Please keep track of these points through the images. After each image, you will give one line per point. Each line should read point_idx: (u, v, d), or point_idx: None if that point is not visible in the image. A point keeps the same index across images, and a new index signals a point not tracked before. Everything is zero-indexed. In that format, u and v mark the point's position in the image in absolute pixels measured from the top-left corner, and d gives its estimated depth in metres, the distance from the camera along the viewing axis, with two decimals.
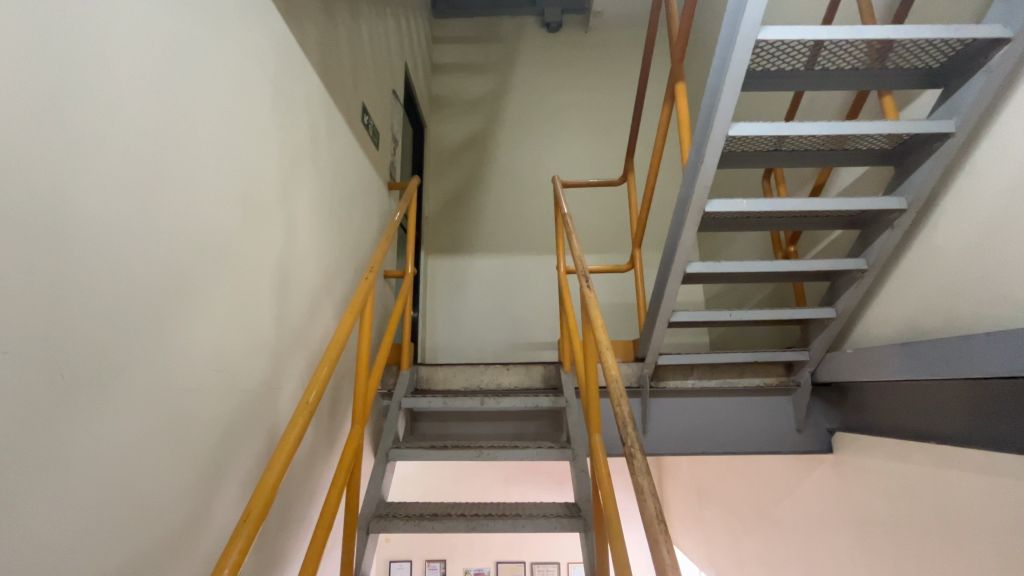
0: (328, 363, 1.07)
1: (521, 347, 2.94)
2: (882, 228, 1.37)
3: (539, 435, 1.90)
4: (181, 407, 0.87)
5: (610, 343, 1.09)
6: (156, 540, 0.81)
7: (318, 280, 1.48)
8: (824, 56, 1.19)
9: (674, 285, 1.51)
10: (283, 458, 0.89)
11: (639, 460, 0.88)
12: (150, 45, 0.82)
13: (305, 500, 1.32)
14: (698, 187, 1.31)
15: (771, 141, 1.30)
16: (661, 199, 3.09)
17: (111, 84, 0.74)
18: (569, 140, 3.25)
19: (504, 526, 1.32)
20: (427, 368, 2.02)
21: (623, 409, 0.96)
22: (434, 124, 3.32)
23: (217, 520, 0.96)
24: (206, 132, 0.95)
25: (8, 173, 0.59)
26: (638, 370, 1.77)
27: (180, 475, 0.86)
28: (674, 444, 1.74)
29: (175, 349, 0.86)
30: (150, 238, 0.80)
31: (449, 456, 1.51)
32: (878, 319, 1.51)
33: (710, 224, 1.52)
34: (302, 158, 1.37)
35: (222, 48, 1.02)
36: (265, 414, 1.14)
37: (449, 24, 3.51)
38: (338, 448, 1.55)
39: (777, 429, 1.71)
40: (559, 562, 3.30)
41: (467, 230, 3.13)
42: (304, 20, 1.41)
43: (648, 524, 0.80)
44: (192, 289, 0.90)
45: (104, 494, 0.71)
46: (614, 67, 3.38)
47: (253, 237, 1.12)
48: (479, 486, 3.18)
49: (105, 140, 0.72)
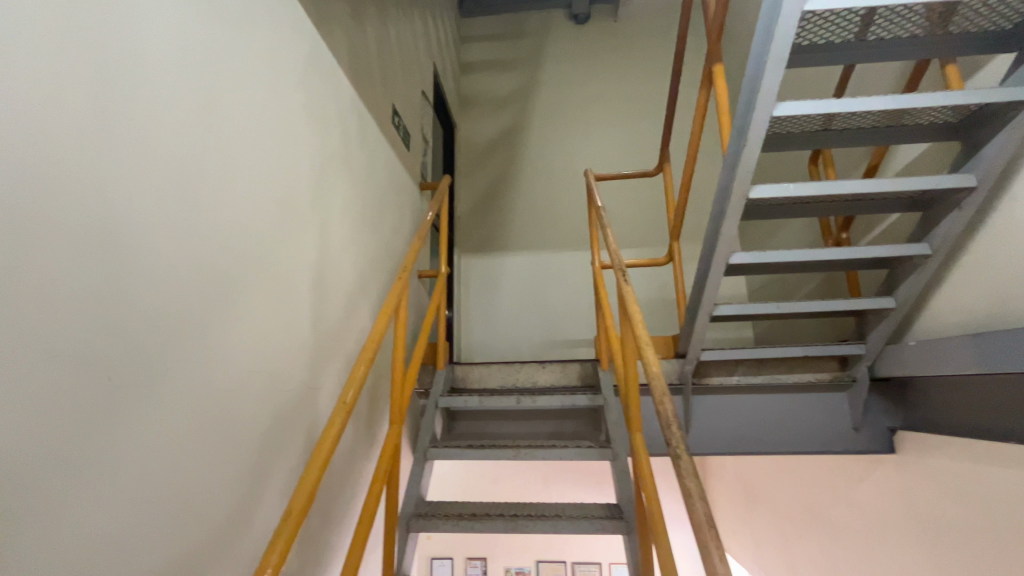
0: (365, 361, 1.08)
1: (558, 344, 2.90)
2: (948, 208, 1.26)
3: (577, 434, 1.86)
4: (228, 406, 0.90)
5: (650, 339, 1.04)
6: (207, 536, 0.83)
7: (352, 278, 1.49)
8: (878, 25, 1.10)
9: (715, 278, 1.43)
10: (323, 455, 0.90)
11: (686, 460, 0.83)
12: (188, 58, 0.84)
13: (346, 498, 1.33)
14: (741, 172, 1.23)
15: (818, 119, 1.21)
16: (699, 189, 2.99)
17: (144, 89, 0.75)
18: (601, 132, 3.19)
19: (543, 527, 1.29)
20: (462, 368, 2.01)
21: (667, 407, 0.91)
22: (463, 124, 3.32)
23: (263, 517, 0.98)
24: (237, 136, 0.96)
25: (39, 184, 0.59)
26: (679, 367, 1.70)
27: (227, 473, 0.88)
28: (720, 444, 1.66)
29: (221, 349, 0.89)
30: (193, 244, 0.83)
31: (484, 455, 1.49)
32: (945, 308, 1.39)
33: (755, 212, 1.43)
34: (334, 159, 1.39)
35: (254, 56, 1.03)
36: (304, 413, 1.16)
37: (476, 23, 3.50)
38: (378, 446, 1.56)
39: (831, 427, 1.61)
40: (601, 562, 3.24)
41: (500, 228, 3.12)
42: (333, 25, 1.42)
43: (696, 528, 0.75)
44: (232, 293, 0.92)
45: (158, 492, 0.74)
46: (646, 56, 3.29)
47: (289, 241, 1.14)
48: (518, 485, 3.17)
49: (142, 147, 0.73)
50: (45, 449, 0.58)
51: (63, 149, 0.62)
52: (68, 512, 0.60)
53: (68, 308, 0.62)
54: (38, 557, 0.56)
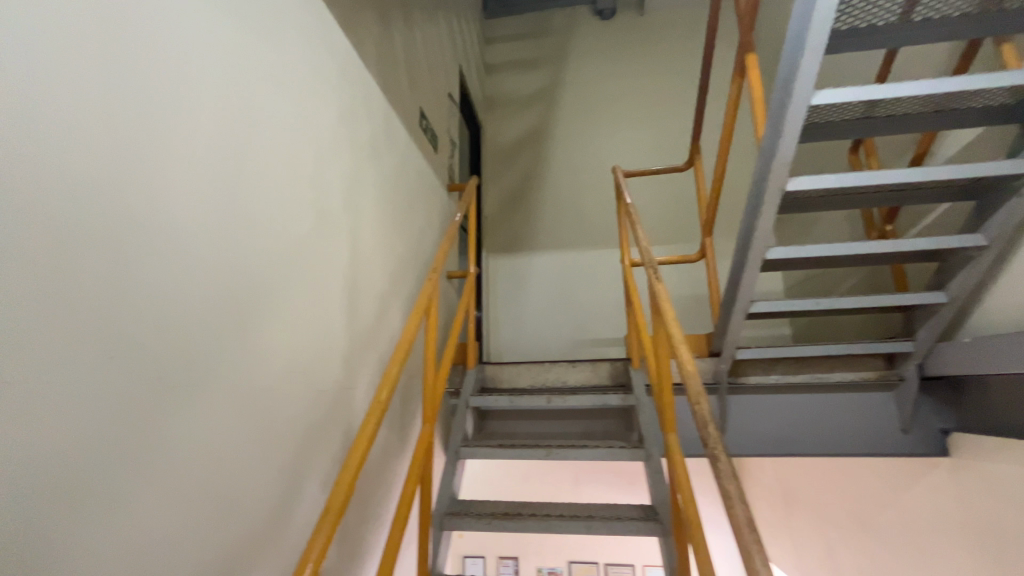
0: (397, 361, 1.09)
1: (588, 344, 2.88)
2: (1004, 197, 1.18)
3: (609, 434, 1.84)
4: (267, 405, 0.93)
5: (684, 338, 1.02)
6: (250, 530, 0.86)
7: (384, 279, 1.51)
8: (924, 5, 1.04)
9: (751, 274, 1.39)
10: (359, 454, 0.92)
11: (724, 462, 0.81)
12: (225, 70, 0.87)
13: (381, 496, 1.35)
14: (777, 164, 1.19)
15: (860, 107, 1.16)
16: (731, 183, 2.91)
17: (186, 102, 0.78)
18: (628, 128, 3.15)
19: (576, 527, 1.28)
20: (492, 368, 2.02)
21: (703, 407, 0.89)
22: (489, 124, 3.34)
23: (302, 513, 1.01)
24: (272, 144, 0.99)
25: (93, 197, 0.62)
26: (714, 366, 1.66)
27: (267, 470, 0.91)
28: (758, 446, 1.61)
29: (260, 350, 0.92)
30: (233, 249, 0.86)
31: (516, 454, 1.49)
32: (1002, 302, 1.31)
33: (792, 205, 1.38)
34: (364, 163, 1.41)
35: (287, 65, 1.06)
36: (340, 412, 1.19)
37: (500, 23, 3.50)
38: (411, 445, 1.58)
39: (878, 429, 1.53)
40: (634, 564, 3.20)
41: (527, 228, 3.11)
42: (361, 32, 1.45)
43: (736, 531, 0.73)
44: (270, 296, 0.96)
45: (205, 488, 0.77)
46: (674, 49, 3.22)
47: (322, 244, 1.16)
48: (549, 484, 3.16)
49: (184, 157, 0.77)
50: (101, 448, 0.61)
51: (113, 160, 0.65)
52: (125, 505, 0.64)
53: (122, 311, 0.65)
54: (95, 551, 0.60)
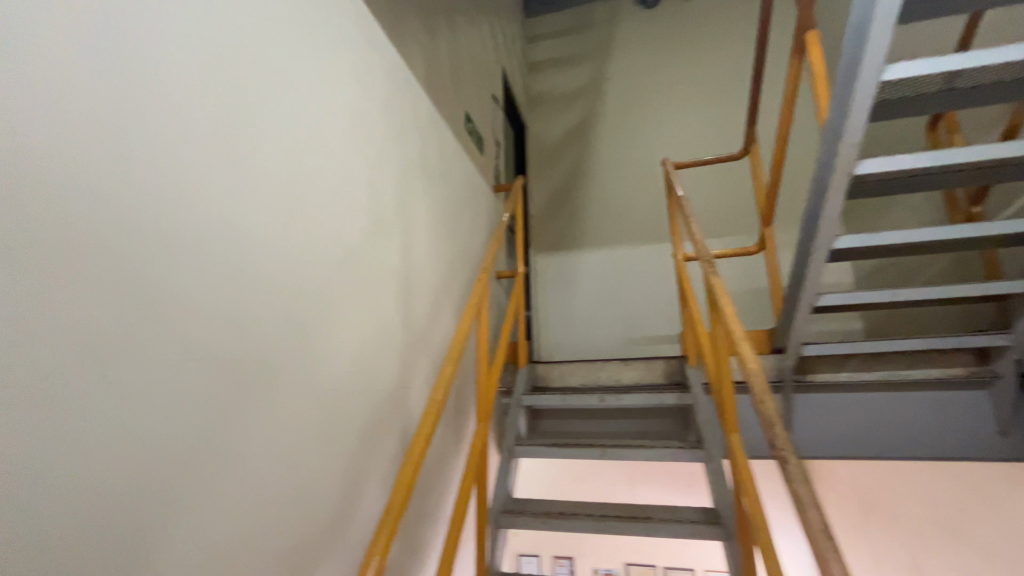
0: (451, 361, 1.12)
1: (640, 342, 2.81)
2: None
3: (664, 434, 1.79)
4: (329, 405, 0.98)
5: (744, 335, 0.97)
6: (317, 521, 0.91)
7: (435, 281, 1.55)
8: None
9: (817, 265, 1.31)
10: (417, 453, 0.95)
11: (793, 464, 0.76)
12: (282, 88, 0.93)
13: (439, 493, 1.39)
14: (843, 147, 1.11)
15: (940, 79, 1.07)
16: (791, 170, 2.75)
17: (249, 121, 0.84)
18: (677, 119, 3.05)
19: (635, 529, 1.26)
20: (544, 367, 2.02)
21: (768, 406, 0.85)
22: (533, 123, 3.33)
23: (365, 507, 1.06)
24: (327, 155, 1.04)
25: (172, 215, 0.68)
26: (778, 363, 1.57)
27: (331, 465, 0.97)
28: (830, 448, 1.50)
29: (321, 354, 0.97)
30: (293, 257, 0.91)
31: (570, 454, 1.49)
32: None
33: (863, 190, 1.29)
34: (414, 169, 1.45)
35: (339, 80, 1.11)
36: (397, 411, 1.23)
37: (541, 21, 3.49)
38: (465, 443, 1.62)
39: (969, 430, 1.40)
40: (695, 568, 3.10)
41: (574, 225, 3.08)
42: (407, 42, 1.49)
43: (810, 538, 0.69)
44: (330, 301, 1.01)
45: (275, 481, 0.82)
46: (724, 33, 3.09)
47: (376, 250, 1.21)
48: (603, 485, 3.12)
49: (249, 173, 0.82)
50: (184, 442, 0.67)
51: (188, 179, 0.71)
52: (204, 495, 0.69)
53: (198, 316, 0.71)
54: (181, 537, 0.65)
